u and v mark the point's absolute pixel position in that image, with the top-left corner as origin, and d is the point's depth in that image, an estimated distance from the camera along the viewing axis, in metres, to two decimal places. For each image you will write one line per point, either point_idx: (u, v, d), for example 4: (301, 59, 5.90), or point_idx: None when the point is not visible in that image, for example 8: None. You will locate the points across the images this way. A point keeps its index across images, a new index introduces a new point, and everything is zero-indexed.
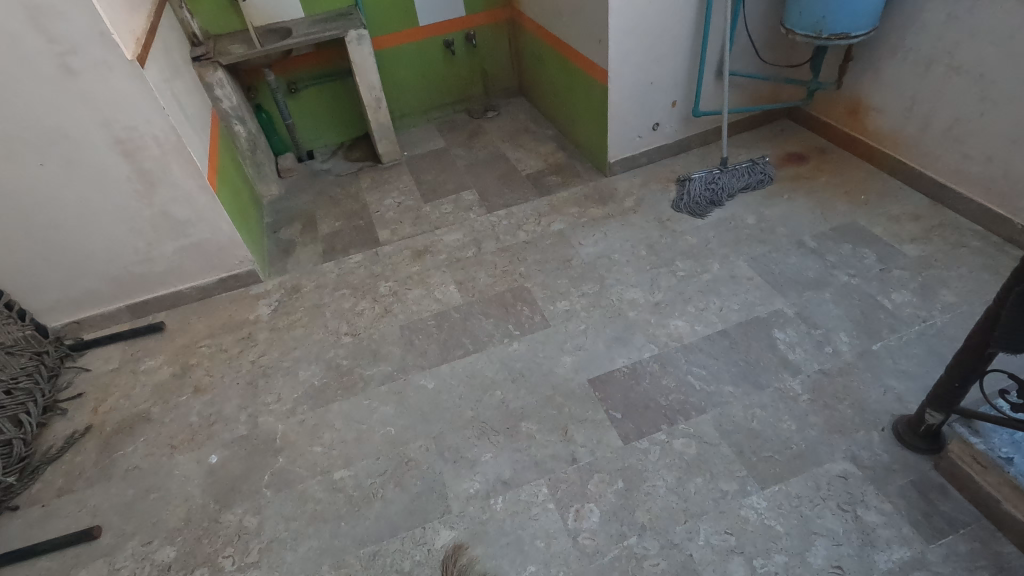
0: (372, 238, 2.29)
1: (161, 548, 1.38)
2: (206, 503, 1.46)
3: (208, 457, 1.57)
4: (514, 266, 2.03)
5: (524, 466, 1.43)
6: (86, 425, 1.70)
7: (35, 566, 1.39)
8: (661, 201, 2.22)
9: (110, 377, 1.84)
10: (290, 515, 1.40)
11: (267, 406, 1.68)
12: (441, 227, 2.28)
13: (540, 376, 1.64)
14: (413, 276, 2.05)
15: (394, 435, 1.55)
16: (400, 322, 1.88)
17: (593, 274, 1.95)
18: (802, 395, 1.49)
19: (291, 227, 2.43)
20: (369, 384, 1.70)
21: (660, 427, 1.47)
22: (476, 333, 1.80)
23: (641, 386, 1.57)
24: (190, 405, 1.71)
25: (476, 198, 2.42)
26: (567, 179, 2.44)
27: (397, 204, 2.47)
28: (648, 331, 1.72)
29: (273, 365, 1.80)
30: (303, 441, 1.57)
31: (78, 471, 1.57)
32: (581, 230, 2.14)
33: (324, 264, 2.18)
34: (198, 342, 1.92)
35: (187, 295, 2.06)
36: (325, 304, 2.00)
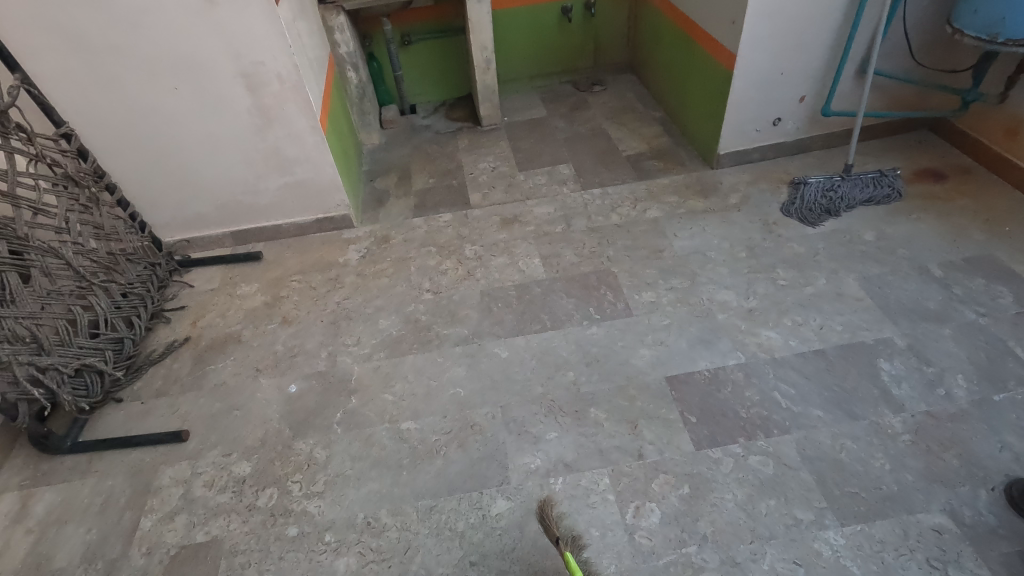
0: (463, 199, 2.30)
1: (237, 462, 1.47)
2: (282, 429, 1.54)
3: (288, 386, 1.65)
4: (601, 249, 1.97)
5: (587, 451, 1.41)
6: (185, 336, 1.83)
7: (130, 455, 1.52)
8: (768, 203, 2.08)
9: (209, 296, 1.97)
10: (356, 455, 1.46)
11: (346, 348, 1.74)
12: (532, 198, 2.25)
13: (615, 364, 1.60)
14: (499, 244, 2.04)
15: (462, 398, 1.56)
16: (481, 287, 1.89)
17: (684, 268, 1.86)
18: (901, 433, 1.37)
19: (387, 178, 2.48)
20: (444, 343, 1.72)
21: (736, 439, 1.39)
22: (555, 310, 1.78)
23: (721, 394, 1.50)
24: (277, 334, 1.81)
25: (571, 173, 2.36)
26: (669, 166, 2.33)
27: (492, 169, 2.45)
28: (736, 337, 1.63)
29: (356, 310, 1.86)
30: (376, 387, 1.62)
31: (174, 377, 1.71)
32: (678, 222, 2.04)
33: (414, 219, 2.21)
34: (290, 276, 2.01)
35: (284, 231, 2.16)
36: (411, 258, 2.03)
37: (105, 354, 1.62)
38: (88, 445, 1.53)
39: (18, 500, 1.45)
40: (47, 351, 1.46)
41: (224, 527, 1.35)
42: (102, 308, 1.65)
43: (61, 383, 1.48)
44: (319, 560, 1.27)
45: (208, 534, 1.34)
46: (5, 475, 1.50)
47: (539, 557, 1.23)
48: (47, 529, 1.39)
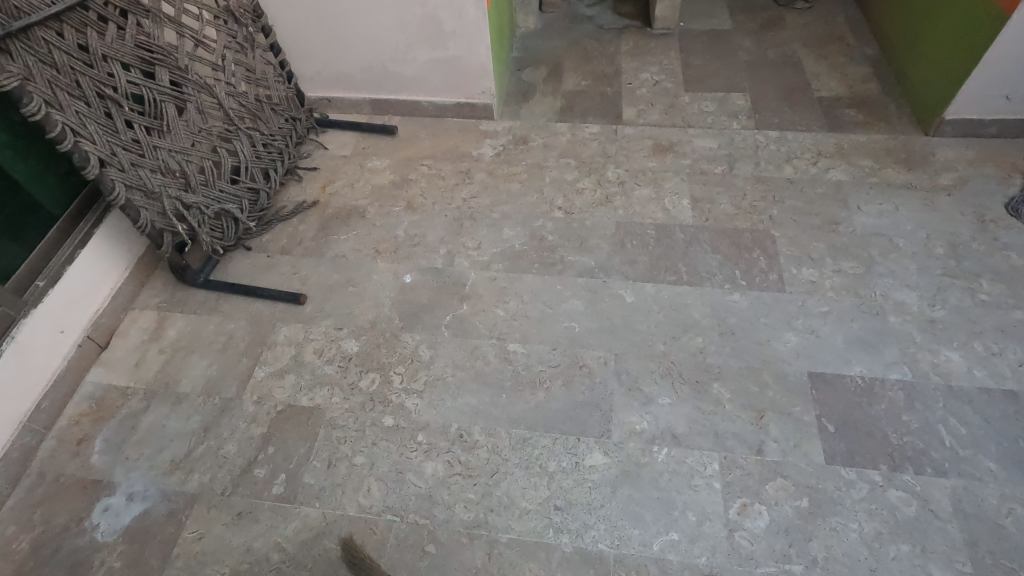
0: (615, 112, 2.05)
1: (346, 338, 1.49)
2: (392, 317, 1.53)
3: (403, 275, 1.62)
4: (764, 204, 1.71)
5: (701, 429, 1.29)
6: (314, 199, 1.83)
7: (253, 306, 1.58)
8: (991, 193, 1.68)
9: (341, 162, 1.94)
10: (459, 363, 1.43)
11: (465, 249, 1.66)
12: (694, 126, 1.97)
13: (752, 342, 1.42)
14: (646, 172, 1.82)
15: (576, 334, 1.47)
16: (618, 218, 1.71)
17: (861, 251, 1.57)
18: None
19: (537, 70, 2.25)
20: (566, 270, 1.59)
21: (877, 467, 1.22)
22: (695, 264, 1.58)
23: (871, 409, 1.30)
24: (399, 219, 1.76)
25: (747, 105, 2.02)
26: (871, 120, 1.92)
27: (654, 82, 2.15)
28: (907, 348, 1.38)
29: (481, 212, 1.76)
30: (489, 299, 1.55)
31: (299, 238, 1.73)
32: (866, 192, 1.71)
33: (558, 124, 2.02)
34: (421, 159, 1.93)
35: (423, 109, 2.04)
36: (548, 167, 1.87)
37: (242, 202, 1.63)
38: (218, 286, 1.60)
39: (156, 320, 1.57)
40: (192, 189, 1.48)
41: (327, 399, 1.39)
42: (244, 156, 1.64)
43: (201, 223, 1.52)
44: (409, 457, 1.29)
45: (312, 401, 1.39)
46: (147, 293, 1.62)
47: (628, 522, 1.18)
48: (176, 354, 1.50)
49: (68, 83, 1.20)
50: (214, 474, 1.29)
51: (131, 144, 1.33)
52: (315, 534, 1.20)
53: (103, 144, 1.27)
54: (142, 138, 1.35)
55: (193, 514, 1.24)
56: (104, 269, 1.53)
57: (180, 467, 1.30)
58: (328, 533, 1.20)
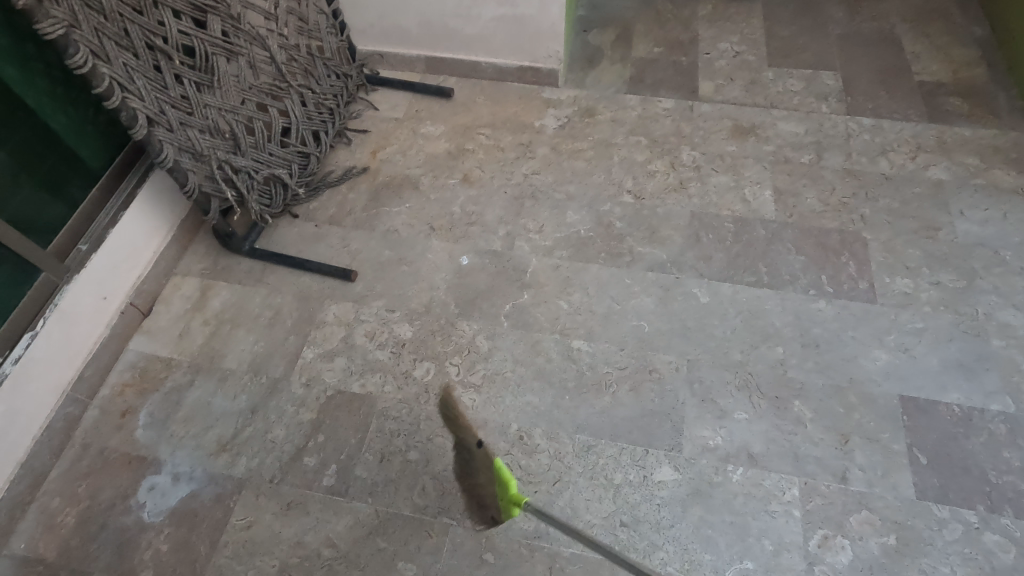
0: (690, 85, 1.88)
1: (399, 322, 1.41)
2: (448, 302, 1.44)
3: (459, 257, 1.52)
4: (855, 202, 1.56)
5: (779, 450, 1.20)
6: (364, 166, 1.72)
7: (301, 279, 1.50)
8: None
9: (393, 126, 1.81)
10: (519, 358, 1.34)
11: (526, 232, 1.56)
12: (778, 107, 1.80)
13: (837, 358, 1.31)
14: (724, 157, 1.67)
15: (645, 334, 1.37)
16: (692, 207, 1.58)
17: (962, 263, 1.44)
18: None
19: (605, 32, 2.06)
20: (635, 263, 1.49)
21: (973, 507, 1.12)
22: (776, 265, 1.46)
23: (969, 442, 1.19)
24: (456, 193, 1.65)
25: (837, 87, 1.84)
26: (977, 112, 1.74)
27: (734, 54, 1.97)
28: (1010, 376, 1.27)
29: (543, 190, 1.64)
30: (552, 289, 1.45)
31: (349, 209, 1.63)
32: (969, 195, 1.56)
33: (627, 96, 1.86)
34: (479, 127, 1.79)
35: (482, 71, 1.89)
36: (616, 145, 1.73)
37: (291, 167, 1.52)
38: (265, 256, 1.51)
39: (200, 288, 1.49)
40: (242, 152, 1.37)
41: (379, 386, 1.32)
42: (295, 116, 1.51)
43: (249, 188, 1.42)
44: None
45: (363, 388, 1.32)
46: (190, 258, 1.54)
47: (698, 545, 1.11)
48: (221, 327, 1.43)
49: (116, 31, 1.08)
50: (263, 459, 1.24)
51: (181, 101, 1.22)
52: (368, 532, 1.15)
53: (151, 101, 1.16)
54: (192, 95, 1.24)
55: (241, 500, 1.19)
56: (148, 231, 1.45)
57: (227, 448, 1.25)
58: (381, 532, 1.14)
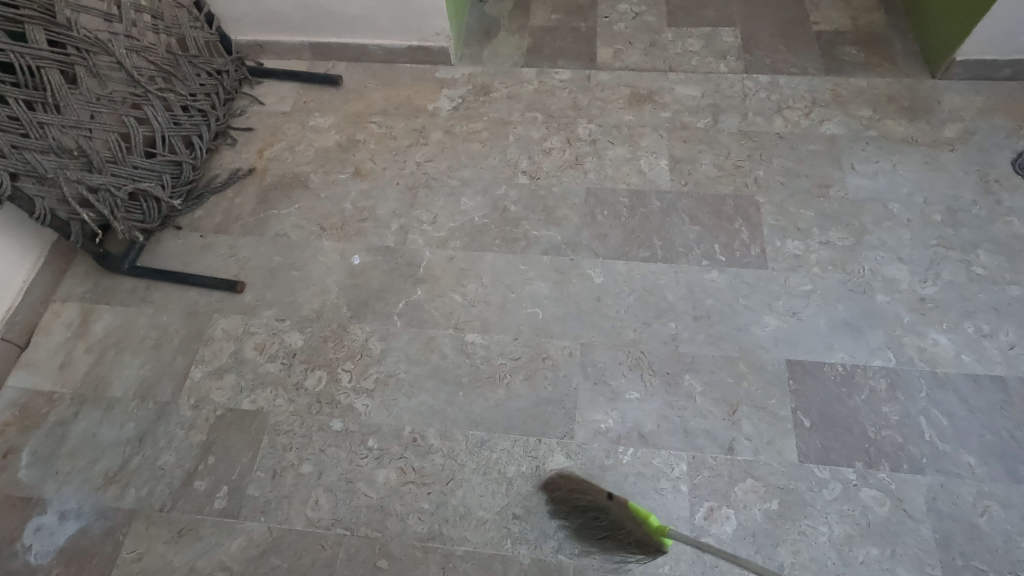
0: (588, 52, 1.82)
1: (290, 332, 1.38)
2: (341, 305, 1.41)
3: (351, 256, 1.48)
4: (750, 164, 1.55)
5: (669, 426, 1.21)
6: (250, 166, 1.64)
7: (187, 295, 1.45)
8: (999, 147, 1.52)
9: (281, 121, 1.73)
10: (413, 358, 1.33)
11: (420, 224, 1.51)
12: (677, 70, 1.75)
13: (728, 328, 1.32)
14: (621, 127, 1.64)
15: (540, 320, 1.36)
16: (588, 183, 1.55)
17: (851, 219, 1.44)
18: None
19: (502, 1, 1.98)
20: (531, 247, 1.46)
21: (853, 464, 1.16)
22: (672, 237, 1.45)
23: (850, 401, 1.22)
24: (347, 189, 1.59)
25: (736, 43, 1.80)
26: (872, 60, 1.72)
27: (634, 16, 1.90)
28: (893, 331, 1.29)
29: (438, 178, 1.59)
30: (447, 282, 1.42)
31: (236, 214, 1.56)
32: (862, 148, 1.55)
33: (524, 69, 1.79)
34: (370, 115, 1.72)
35: (371, 53, 1.80)
36: (512, 123, 1.68)
37: (162, 178, 1.43)
38: (146, 274, 1.45)
39: (80, 313, 1.42)
40: (97, 169, 1.29)
41: (270, 401, 1.29)
42: (159, 123, 1.42)
43: (114, 207, 1.34)
44: (360, 464, 1.21)
45: (254, 404, 1.29)
46: (68, 283, 1.47)
47: None
48: (105, 352, 1.37)
49: None
50: (153, 487, 1.21)
51: (8, 123, 1.15)
52: (262, 551, 1.14)
53: None
54: (22, 114, 1.17)
55: (132, 532, 1.17)
56: (10, 260, 1.38)
57: (115, 480, 1.22)
58: (275, 549, 1.14)
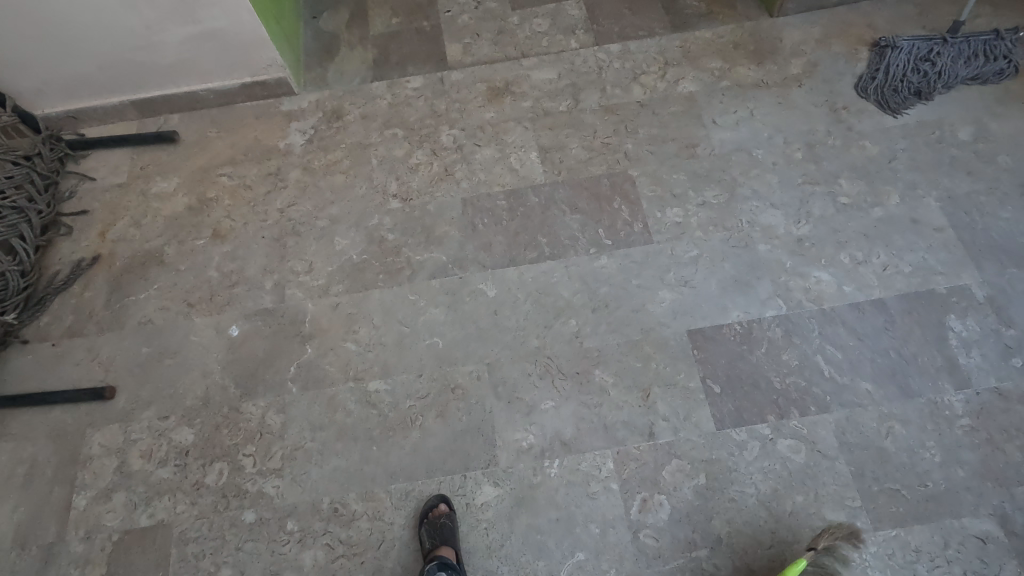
0: (437, 53, 1.74)
1: (177, 428, 1.26)
2: (227, 385, 1.30)
3: (228, 327, 1.36)
4: (618, 139, 1.53)
5: (590, 427, 1.20)
6: (93, 254, 1.47)
7: (49, 416, 1.29)
8: (841, 74, 1.57)
9: (118, 194, 1.55)
10: (317, 423, 1.25)
11: (295, 276, 1.41)
12: (529, 55, 1.70)
13: (627, 312, 1.31)
14: (485, 127, 1.58)
15: (441, 350, 1.30)
16: (463, 193, 1.49)
17: (722, 175, 1.46)
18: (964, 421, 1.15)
19: (336, 13, 1.85)
20: (417, 274, 1.39)
21: (766, 419, 1.19)
22: (556, 232, 1.42)
23: (753, 357, 1.25)
24: (209, 255, 1.46)
25: (582, 15, 1.76)
26: (713, 9, 1.73)
27: (476, 5, 1.82)
28: (779, 278, 1.32)
29: (305, 221, 1.48)
30: (337, 332, 1.34)
31: (88, 311, 1.40)
32: (719, 101, 1.56)
33: (374, 83, 1.69)
34: (218, 167, 1.58)
35: (203, 99, 1.64)
36: (373, 145, 1.58)
37: None
38: None
39: None
40: None
41: (170, 509, 1.18)
42: None
43: None
44: (283, 553, 1.13)
45: (153, 517, 1.18)
46: None
47: (532, 555, 1.10)
48: None
49: None
50: None
51: None
52: None
53: None
54: None
55: None
56: None
57: None
58: None
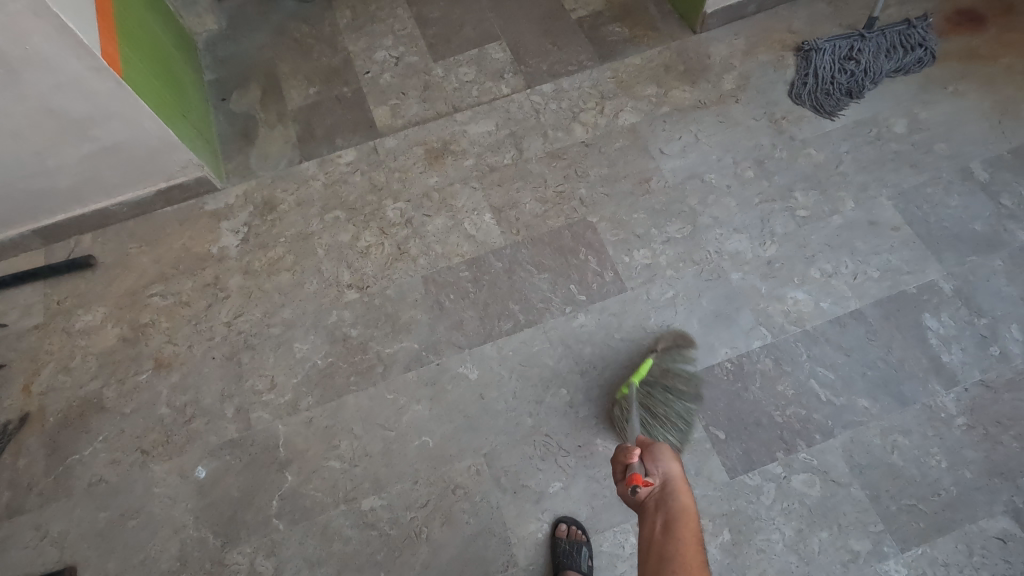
0: (364, 120, 1.64)
1: None
2: (205, 536, 1.18)
3: (193, 470, 1.23)
4: (570, 185, 1.48)
5: (603, 502, 1.15)
6: (20, 414, 1.31)
7: None
8: (773, 83, 1.58)
9: (36, 338, 1.39)
10: (314, 559, 1.15)
11: (258, 397, 1.29)
12: (461, 109, 1.63)
13: (617, 370, 1.26)
14: (431, 194, 1.50)
15: (433, 449, 1.22)
16: (421, 270, 1.40)
17: (680, 206, 1.43)
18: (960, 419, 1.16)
19: (247, 91, 1.72)
20: (391, 369, 1.30)
21: (775, 457, 1.17)
22: (527, 296, 1.36)
23: (749, 394, 1.23)
24: (156, 390, 1.31)
25: (507, 58, 1.70)
26: (637, 32, 1.70)
27: (395, 61, 1.73)
28: (757, 305, 1.31)
29: (257, 332, 1.36)
30: (315, 451, 1.23)
31: (26, 483, 1.24)
32: (662, 128, 1.54)
33: (303, 164, 1.57)
34: (147, 288, 1.43)
35: (117, 214, 1.49)
36: (315, 233, 1.47)
37: None
38: None
39: None
40: None
41: None
42: None
43: None
44: None
45: None
46: None
47: None
48: None
49: None
50: None
51: None
52: None
53: None
54: None
55: None
56: None
57: None
58: None
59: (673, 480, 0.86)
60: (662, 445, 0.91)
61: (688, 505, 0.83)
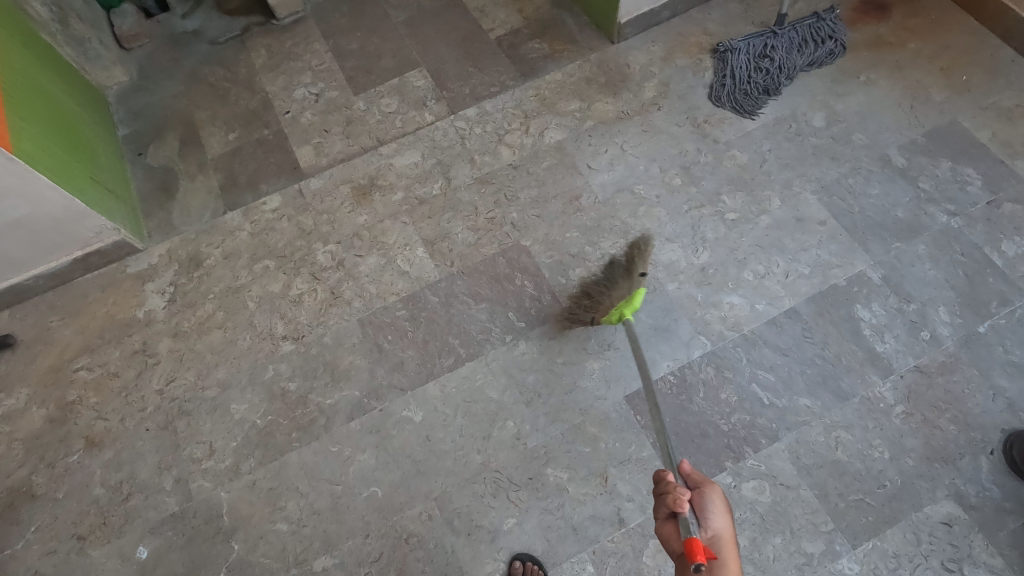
0: (288, 162, 1.60)
1: None
2: None
3: (134, 551, 1.18)
4: (502, 210, 1.47)
5: (558, 534, 1.14)
6: None
7: None
8: (693, 88, 1.59)
9: None
10: None
11: (196, 465, 1.25)
12: (386, 141, 1.60)
13: (562, 396, 1.25)
14: (362, 233, 1.47)
15: (382, 499, 1.19)
16: (357, 313, 1.37)
17: (612, 221, 1.43)
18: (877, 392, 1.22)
19: (163, 143, 1.66)
20: (333, 421, 1.27)
21: (724, 467, 1.17)
22: (466, 329, 1.34)
23: (694, 406, 1.23)
24: (88, 470, 1.26)
25: (429, 85, 1.68)
26: (557, 47, 1.70)
27: (315, 98, 1.70)
28: (695, 314, 1.31)
29: (190, 397, 1.31)
30: (261, 515, 1.19)
31: None
32: (588, 143, 1.54)
33: (227, 215, 1.53)
34: (72, 362, 1.37)
35: (33, 288, 1.43)
36: (245, 286, 1.43)
37: None
38: None
39: None
40: None
41: None
42: None
43: None
44: None
45: None
46: None
47: None
48: None
49: None
50: None
51: None
52: None
53: None
54: None
55: None
56: None
57: None
58: None
59: (720, 542, 0.81)
60: (715, 492, 0.85)
61: (734, 569, 0.78)
